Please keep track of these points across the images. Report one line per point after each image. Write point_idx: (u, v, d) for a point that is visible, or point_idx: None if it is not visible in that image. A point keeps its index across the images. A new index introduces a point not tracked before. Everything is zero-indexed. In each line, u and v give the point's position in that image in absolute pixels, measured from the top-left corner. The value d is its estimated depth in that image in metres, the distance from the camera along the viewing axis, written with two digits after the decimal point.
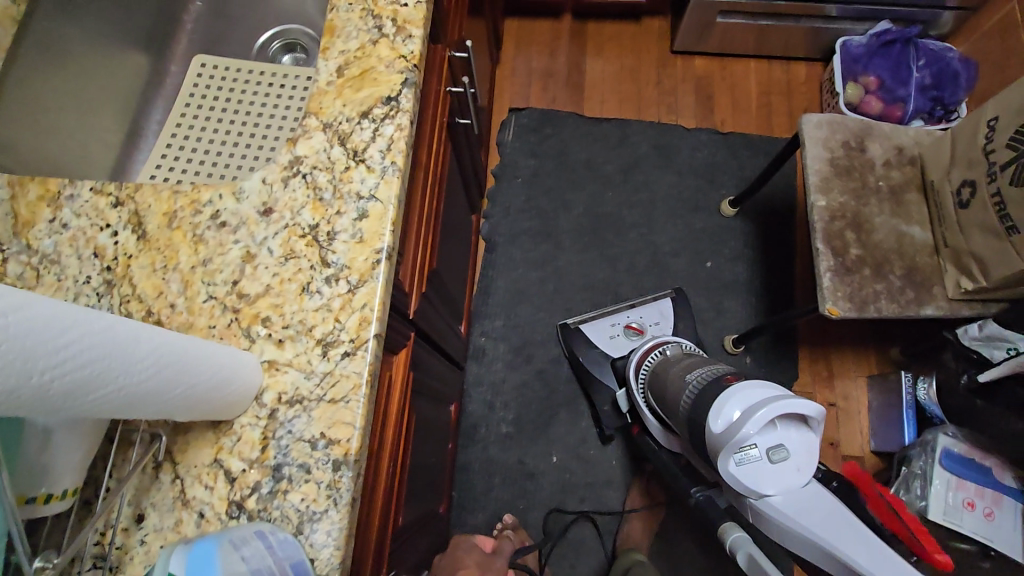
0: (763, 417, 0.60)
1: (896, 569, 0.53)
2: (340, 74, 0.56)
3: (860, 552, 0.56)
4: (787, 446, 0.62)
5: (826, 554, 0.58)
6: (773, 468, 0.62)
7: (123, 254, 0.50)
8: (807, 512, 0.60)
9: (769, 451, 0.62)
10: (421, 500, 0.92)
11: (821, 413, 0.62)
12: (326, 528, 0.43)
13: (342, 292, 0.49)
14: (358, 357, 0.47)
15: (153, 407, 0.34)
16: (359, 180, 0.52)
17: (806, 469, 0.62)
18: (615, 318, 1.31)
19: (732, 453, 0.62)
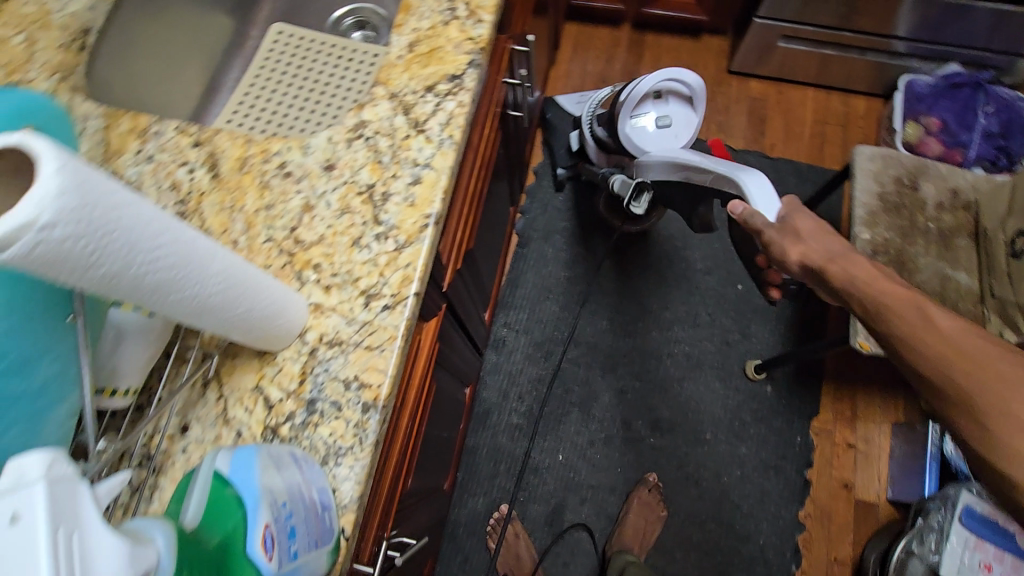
0: (648, 87, 1.01)
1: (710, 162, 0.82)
2: (410, 50, 0.59)
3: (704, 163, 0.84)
4: (669, 116, 1.04)
5: (688, 165, 0.87)
6: (660, 135, 1.03)
7: (196, 190, 0.54)
8: (689, 155, 0.88)
9: (658, 116, 1.04)
10: (429, 471, 0.95)
11: (699, 79, 1.00)
12: (350, 463, 0.46)
13: (389, 250, 0.52)
14: (397, 311, 0.50)
15: (218, 318, 0.38)
16: (416, 149, 0.56)
17: (683, 137, 1.04)
18: (587, 94, 1.61)
19: (629, 107, 1.03)
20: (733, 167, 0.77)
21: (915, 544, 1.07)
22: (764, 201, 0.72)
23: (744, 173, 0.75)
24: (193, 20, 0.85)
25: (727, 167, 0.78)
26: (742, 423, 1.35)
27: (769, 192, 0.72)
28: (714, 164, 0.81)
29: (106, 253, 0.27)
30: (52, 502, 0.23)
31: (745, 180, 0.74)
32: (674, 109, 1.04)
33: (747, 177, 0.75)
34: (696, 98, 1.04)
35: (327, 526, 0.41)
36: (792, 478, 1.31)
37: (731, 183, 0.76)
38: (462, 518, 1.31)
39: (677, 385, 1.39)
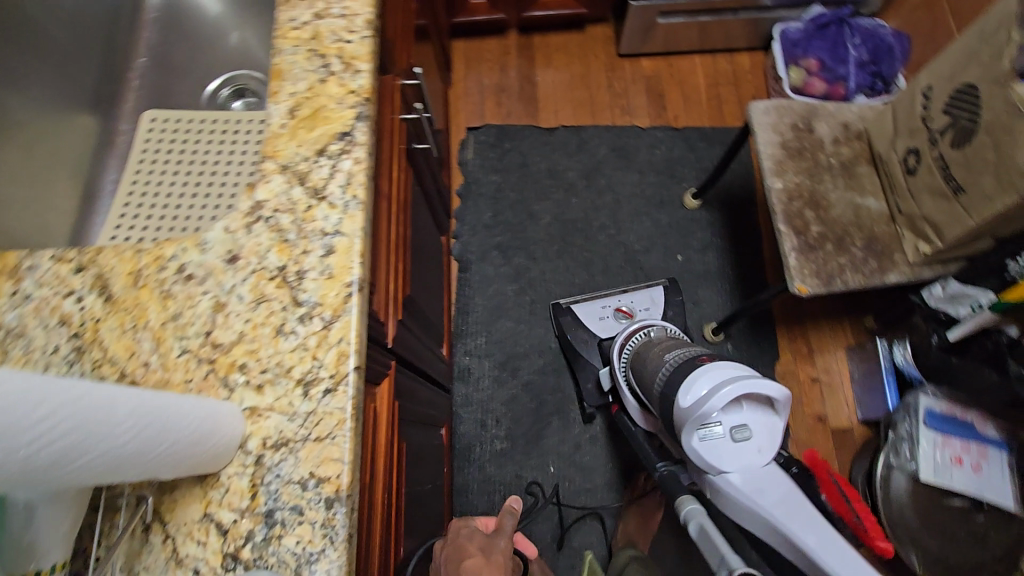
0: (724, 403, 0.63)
1: (838, 552, 0.55)
2: (292, 115, 0.56)
3: (807, 532, 0.57)
4: (750, 426, 0.66)
5: (788, 538, 0.59)
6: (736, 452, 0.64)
7: (89, 319, 0.49)
8: (766, 491, 0.63)
9: (732, 431, 0.65)
10: (422, 526, 0.92)
11: (787, 398, 0.64)
12: (326, 567, 0.43)
13: (317, 330, 0.49)
14: (340, 393, 0.47)
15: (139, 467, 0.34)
16: (322, 218, 0.53)
17: (767, 451, 0.66)
18: (609, 300, 1.37)
19: (696, 424, 0.65)
20: None
21: (893, 457, 1.14)
22: None
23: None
24: (54, 128, 0.79)
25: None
26: None
27: None
28: (829, 553, 0.55)
29: None
30: None
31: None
32: (749, 418, 0.66)
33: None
34: (782, 404, 0.66)
35: None
36: None
37: None
38: None
39: None
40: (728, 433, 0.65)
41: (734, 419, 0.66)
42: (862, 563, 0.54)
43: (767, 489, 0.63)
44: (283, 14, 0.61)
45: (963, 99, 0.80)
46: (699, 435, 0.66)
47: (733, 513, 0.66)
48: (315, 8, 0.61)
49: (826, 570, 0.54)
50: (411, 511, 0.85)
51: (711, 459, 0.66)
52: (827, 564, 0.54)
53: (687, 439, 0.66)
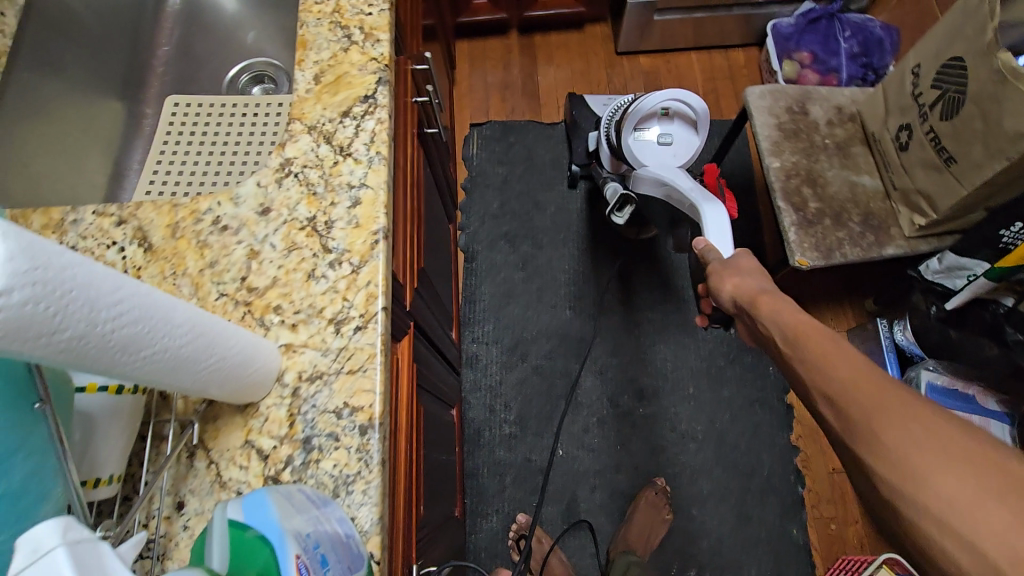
0: (658, 102, 1.00)
1: (694, 188, 0.84)
2: (317, 82, 0.60)
3: (686, 186, 0.86)
4: (673, 136, 1.03)
5: (662, 182, 0.92)
6: (659, 150, 1.01)
7: (131, 267, 0.52)
8: (676, 175, 0.90)
9: (659, 137, 1.02)
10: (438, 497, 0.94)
11: (704, 110, 1.00)
12: (362, 488, 0.45)
13: (346, 274, 0.52)
14: (370, 330, 0.50)
15: (193, 374, 0.37)
16: (348, 173, 0.56)
17: (680, 155, 1.02)
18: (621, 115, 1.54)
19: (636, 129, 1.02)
20: (703, 196, 0.81)
21: None
22: (720, 235, 0.76)
23: (709, 204, 0.78)
24: (83, 112, 0.83)
25: (699, 194, 0.82)
26: (718, 368, 1.41)
27: (725, 227, 0.76)
28: (688, 185, 0.85)
29: (70, 312, 0.26)
30: (75, 559, 0.25)
31: (708, 230, 0.77)
32: (676, 130, 1.03)
33: (711, 207, 0.78)
34: (701, 123, 1.02)
35: (355, 551, 0.40)
36: (777, 407, 1.37)
37: (698, 213, 0.80)
38: (482, 541, 1.29)
39: (651, 350, 1.43)
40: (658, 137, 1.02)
41: (664, 128, 1.03)
42: (711, 199, 0.80)
43: (675, 177, 0.91)
44: None
45: (952, 72, 0.84)
46: (632, 131, 1.03)
47: (644, 188, 1.00)
48: None
49: (687, 191, 0.85)
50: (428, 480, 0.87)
51: (641, 151, 1.02)
52: (685, 194, 0.85)
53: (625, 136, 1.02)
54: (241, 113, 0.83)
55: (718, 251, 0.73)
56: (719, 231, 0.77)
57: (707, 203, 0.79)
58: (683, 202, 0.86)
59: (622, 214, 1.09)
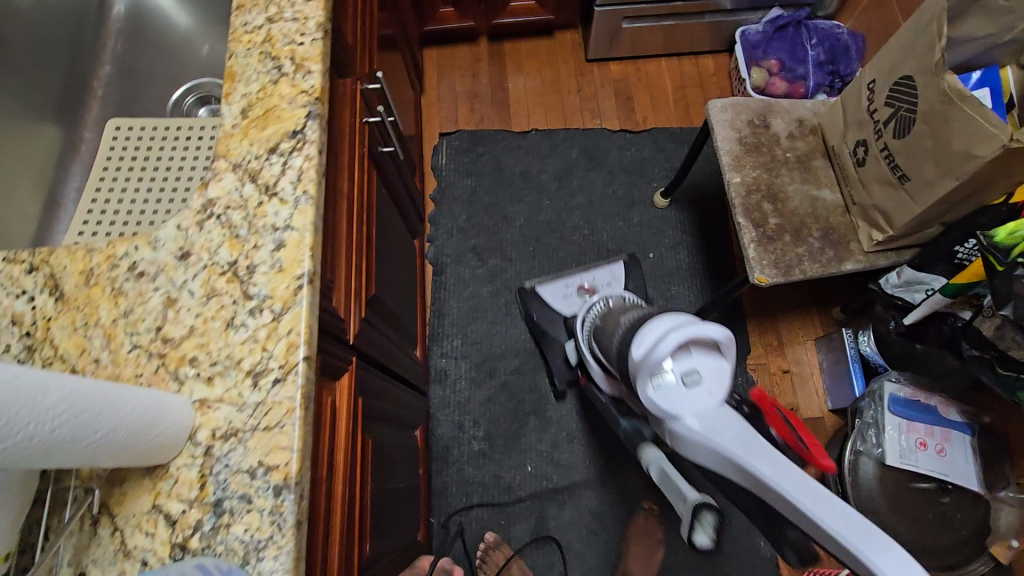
0: (671, 338, 0.61)
1: (809, 489, 0.47)
2: (244, 116, 0.58)
3: (760, 463, 0.51)
4: (701, 371, 0.62)
5: (746, 474, 0.53)
6: (684, 394, 0.61)
7: (41, 317, 0.50)
8: (719, 431, 0.57)
9: (682, 373, 0.62)
10: (394, 528, 0.92)
11: (731, 335, 0.61)
12: (274, 553, 0.44)
13: (267, 322, 0.50)
14: (289, 382, 0.48)
15: (90, 444, 0.36)
16: (273, 213, 0.54)
17: (717, 394, 0.61)
18: (572, 283, 1.40)
19: (650, 365, 0.62)
20: (853, 520, 0.44)
21: (859, 443, 1.14)
22: None
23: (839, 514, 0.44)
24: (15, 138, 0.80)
25: (843, 520, 0.44)
26: None
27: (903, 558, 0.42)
28: (790, 491, 0.48)
29: None
30: None
31: (865, 552, 0.42)
32: (700, 360, 0.63)
33: (834, 514, 0.45)
34: (728, 346, 0.63)
35: None
36: None
37: (810, 525, 0.47)
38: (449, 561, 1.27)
39: None
40: (672, 369, 0.62)
41: (681, 362, 0.63)
42: (839, 501, 0.46)
43: (722, 428, 0.57)
44: (237, 19, 0.62)
45: (902, 91, 0.83)
46: (648, 378, 0.63)
47: (702, 460, 0.59)
48: (268, 12, 0.62)
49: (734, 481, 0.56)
50: (382, 510, 0.85)
51: (661, 407, 0.62)
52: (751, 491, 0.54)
53: (643, 387, 0.64)
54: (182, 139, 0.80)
55: None
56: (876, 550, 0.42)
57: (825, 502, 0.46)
58: (792, 510, 0.48)
59: None
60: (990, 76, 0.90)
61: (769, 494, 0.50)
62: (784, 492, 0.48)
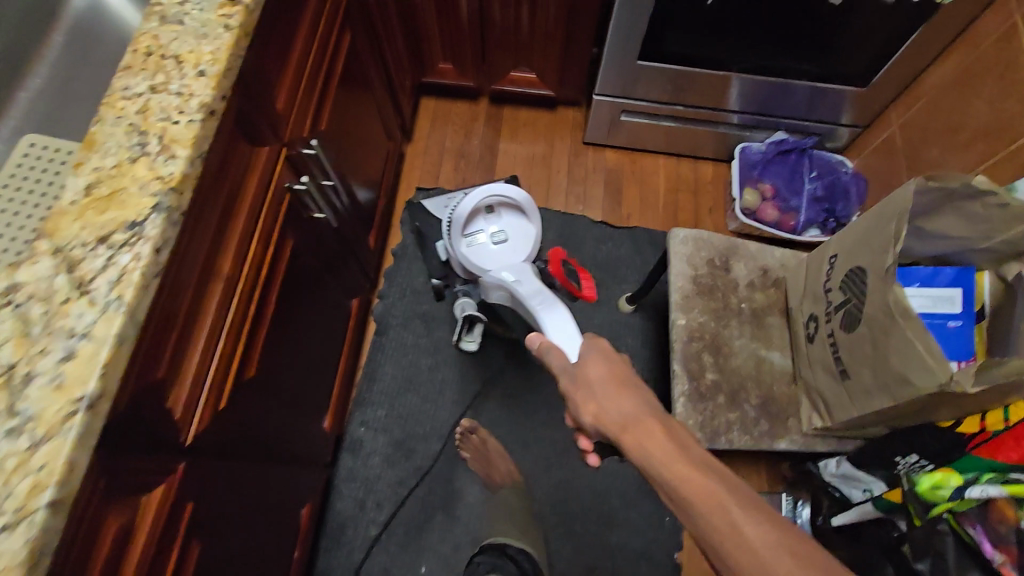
0: (479, 201, 1.08)
1: (545, 296, 0.91)
2: (87, 194, 0.52)
3: (531, 297, 0.92)
4: (506, 231, 1.09)
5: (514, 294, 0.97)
6: (497, 248, 1.07)
7: None
8: (524, 278, 0.96)
9: (494, 239, 1.08)
10: None
11: (524, 195, 1.09)
12: None
13: (18, 450, 0.43)
14: (16, 533, 0.41)
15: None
16: (75, 315, 0.48)
17: (520, 249, 1.08)
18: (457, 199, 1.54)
19: (462, 235, 1.09)
20: (548, 303, 0.89)
21: None
22: (568, 340, 0.81)
23: (548, 312, 0.88)
24: None
25: (546, 306, 0.89)
26: (611, 507, 1.32)
27: (572, 332, 0.83)
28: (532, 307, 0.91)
29: None
30: None
31: (551, 334, 0.84)
32: (507, 222, 1.10)
33: (545, 307, 0.89)
34: (527, 209, 1.10)
35: None
36: (663, 561, 1.28)
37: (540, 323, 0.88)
38: None
39: (546, 474, 1.35)
40: (485, 233, 1.09)
41: (493, 225, 1.10)
42: (549, 296, 0.91)
43: (524, 276, 0.97)
44: (118, 80, 0.57)
45: (855, 282, 0.76)
46: (464, 240, 1.09)
47: (493, 295, 1.07)
48: (153, 79, 0.57)
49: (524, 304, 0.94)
50: None
51: (481, 258, 1.07)
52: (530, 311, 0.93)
53: (456, 246, 1.09)
54: None
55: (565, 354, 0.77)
56: (560, 332, 0.83)
57: (546, 311, 0.88)
58: (529, 305, 0.93)
59: (472, 336, 1.40)
60: (965, 279, 0.82)
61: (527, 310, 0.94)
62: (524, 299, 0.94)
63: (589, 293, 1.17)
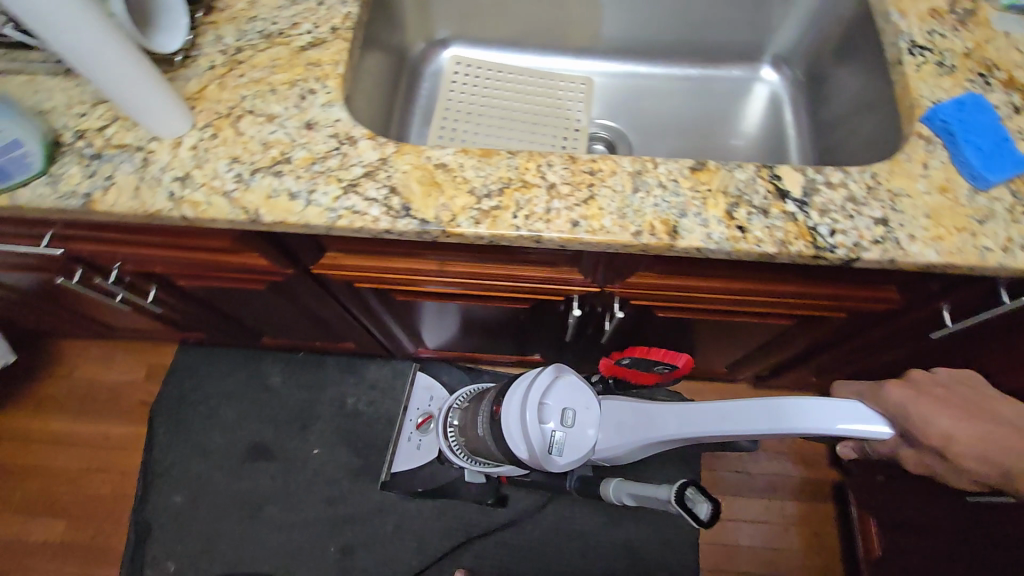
0: (513, 412, 0.80)
1: (727, 415, 0.72)
2: (436, 165, 0.62)
3: (717, 424, 0.72)
4: (564, 407, 0.81)
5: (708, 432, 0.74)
6: (576, 427, 0.80)
7: (290, 41, 0.71)
8: (662, 425, 0.79)
9: (567, 424, 0.80)
10: (246, 313, 1.14)
11: (552, 366, 0.82)
12: (45, 189, 0.61)
13: (224, 185, 0.61)
14: (168, 202, 0.60)
15: (112, 84, 0.55)
16: (323, 190, 0.61)
17: (590, 406, 0.82)
18: (408, 435, 1.32)
19: (548, 451, 0.80)
20: (756, 413, 0.69)
21: None
22: (847, 419, 0.64)
23: (796, 408, 0.66)
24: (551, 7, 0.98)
25: (737, 416, 0.71)
26: None
27: (834, 404, 0.65)
28: (743, 425, 0.70)
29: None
30: None
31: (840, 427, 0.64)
32: (555, 396, 0.81)
33: (770, 419, 0.67)
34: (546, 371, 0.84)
35: None
36: None
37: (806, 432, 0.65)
38: (267, 363, 1.51)
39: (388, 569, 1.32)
40: (554, 428, 0.80)
41: (549, 410, 0.80)
42: (751, 405, 0.70)
43: (621, 417, 0.83)
44: (556, 156, 0.62)
45: None
46: (547, 450, 0.80)
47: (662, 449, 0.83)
48: (561, 185, 0.60)
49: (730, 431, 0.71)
50: (239, 302, 1.05)
51: (574, 440, 0.80)
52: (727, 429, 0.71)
53: (553, 465, 0.80)
54: (557, 129, 0.98)
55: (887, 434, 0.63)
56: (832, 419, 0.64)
57: (806, 420, 0.65)
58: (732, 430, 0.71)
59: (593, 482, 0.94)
60: None
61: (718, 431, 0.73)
62: (716, 430, 0.73)
63: (684, 355, 0.88)
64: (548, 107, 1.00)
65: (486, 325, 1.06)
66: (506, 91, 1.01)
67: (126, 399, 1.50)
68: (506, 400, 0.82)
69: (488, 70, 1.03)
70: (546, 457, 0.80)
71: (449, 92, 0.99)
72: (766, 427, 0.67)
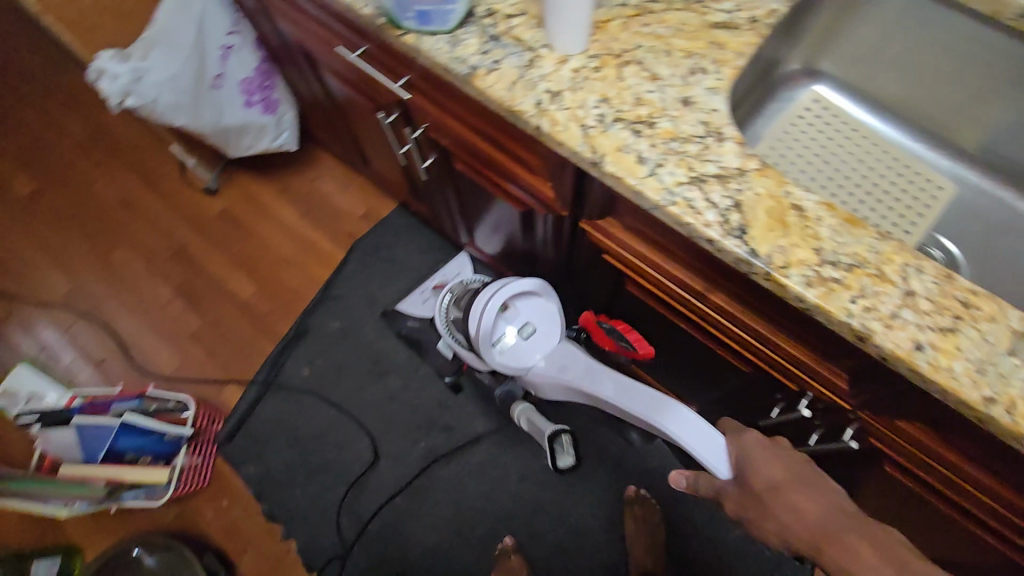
0: (494, 305, 0.98)
1: (653, 399, 0.82)
2: (794, 205, 0.56)
3: (637, 403, 0.84)
4: (528, 320, 1.01)
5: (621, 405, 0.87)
6: (523, 342, 1.01)
7: (702, 14, 0.69)
8: (597, 376, 0.92)
9: (523, 334, 1.00)
10: (476, 218, 1.21)
11: (535, 278, 1.01)
12: (445, 49, 0.68)
13: (586, 118, 0.62)
14: (533, 109, 0.63)
15: None
16: (671, 169, 0.59)
17: (549, 334, 1.02)
18: (426, 285, 1.51)
19: (492, 345, 0.99)
20: (666, 407, 0.80)
21: None
22: (690, 430, 0.76)
23: (671, 414, 0.78)
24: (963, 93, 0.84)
25: (661, 404, 0.81)
26: (390, 530, 1.34)
27: (688, 415, 0.77)
28: (634, 406, 0.84)
29: None
30: None
31: (666, 424, 0.78)
32: (524, 310, 1.01)
33: (671, 416, 0.78)
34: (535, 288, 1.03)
35: (406, 12, 0.66)
36: (321, 546, 1.33)
37: (663, 429, 0.78)
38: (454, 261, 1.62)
39: (452, 491, 1.37)
40: (511, 328, 1.01)
41: (512, 316, 1.01)
42: (671, 403, 0.79)
43: (569, 362, 0.97)
44: (931, 263, 0.53)
45: None
46: (495, 348, 1.00)
47: (553, 391, 1.02)
48: (922, 296, 0.52)
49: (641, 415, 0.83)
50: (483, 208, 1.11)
51: (511, 346, 1.00)
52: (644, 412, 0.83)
53: (491, 357, 0.99)
54: (891, 214, 0.85)
55: (722, 472, 0.75)
56: (698, 436, 0.75)
57: (666, 420, 0.78)
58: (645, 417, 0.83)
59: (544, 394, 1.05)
60: None
61: (634, 407, 0.84)
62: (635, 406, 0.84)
63: (647, 346, 0.96)
64: (892, 189, 0.87)
65: (625, 327, 1.06)
66: (852, 152, 0.90)
67: (339, 222, 1.69)
68: (488, 288, 1.02)
69: (843, 122, 0.91)
70: (487, 347, 0.99)
71: (795, 125, 0.90)
72: (669, 422, 0.77)
